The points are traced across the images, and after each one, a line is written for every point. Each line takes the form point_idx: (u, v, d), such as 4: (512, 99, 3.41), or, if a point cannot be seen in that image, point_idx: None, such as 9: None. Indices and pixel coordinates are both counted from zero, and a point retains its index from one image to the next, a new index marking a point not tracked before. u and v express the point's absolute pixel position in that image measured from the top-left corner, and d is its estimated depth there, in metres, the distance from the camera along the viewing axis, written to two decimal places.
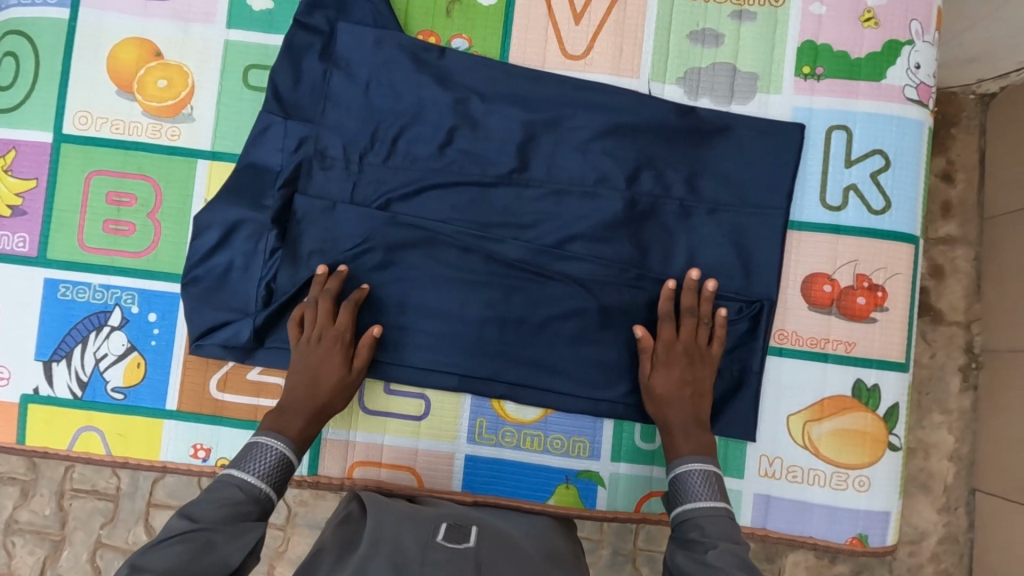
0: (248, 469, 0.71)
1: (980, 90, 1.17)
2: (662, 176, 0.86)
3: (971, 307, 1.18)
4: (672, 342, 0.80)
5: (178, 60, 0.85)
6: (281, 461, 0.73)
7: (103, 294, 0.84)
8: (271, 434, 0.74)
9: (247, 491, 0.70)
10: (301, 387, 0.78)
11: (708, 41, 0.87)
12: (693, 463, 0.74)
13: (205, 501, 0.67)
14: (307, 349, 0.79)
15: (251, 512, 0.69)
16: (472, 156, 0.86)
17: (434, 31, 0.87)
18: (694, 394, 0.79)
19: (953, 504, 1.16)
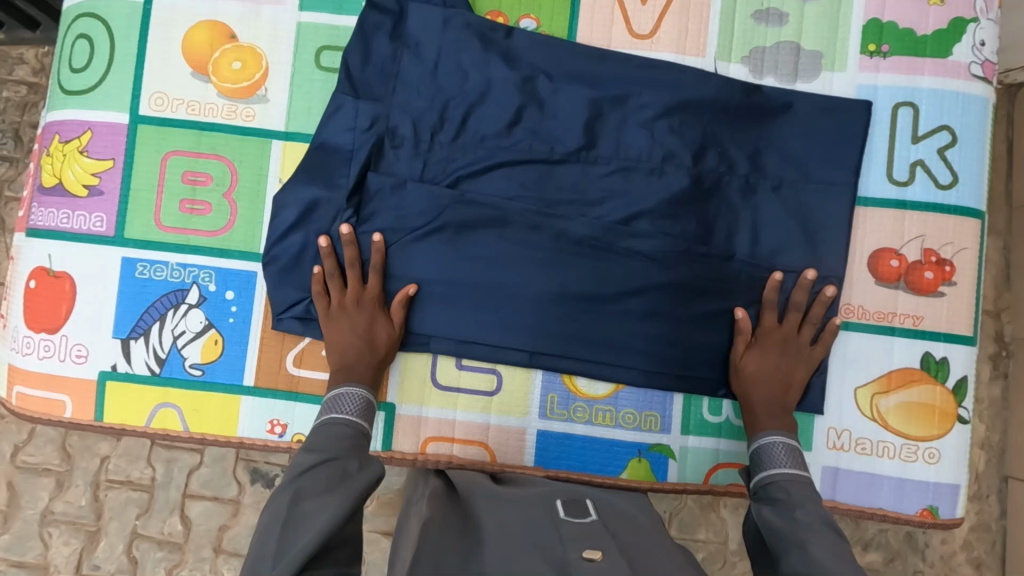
0: (344, 411, 0.75)
1: (1008, 80, 1.18)
2: (727, 154, 0.87)
3: (1001, 296, 1.19)
4: (773, 332, 0.83)
5: (251, 42, 0.87)
6: (366, 403, 0.77)
7: (180, 273, 0.85)
8: (349, 384, 0.77)
9: (348, 429, 0.73)
10: (352, 345, 0.80)
11: (772, 21, 0.88)
12: (777, 435, 0.76)
13: (321, 440, 0.70)
14: (348, 312, 0.81)
15: (363, 446, 0.72)
16: (540, 134, 0.87)
17: (502, 11, 0.88)
18: (782, 380, 0.81)
19: (986, 492, 1.17)
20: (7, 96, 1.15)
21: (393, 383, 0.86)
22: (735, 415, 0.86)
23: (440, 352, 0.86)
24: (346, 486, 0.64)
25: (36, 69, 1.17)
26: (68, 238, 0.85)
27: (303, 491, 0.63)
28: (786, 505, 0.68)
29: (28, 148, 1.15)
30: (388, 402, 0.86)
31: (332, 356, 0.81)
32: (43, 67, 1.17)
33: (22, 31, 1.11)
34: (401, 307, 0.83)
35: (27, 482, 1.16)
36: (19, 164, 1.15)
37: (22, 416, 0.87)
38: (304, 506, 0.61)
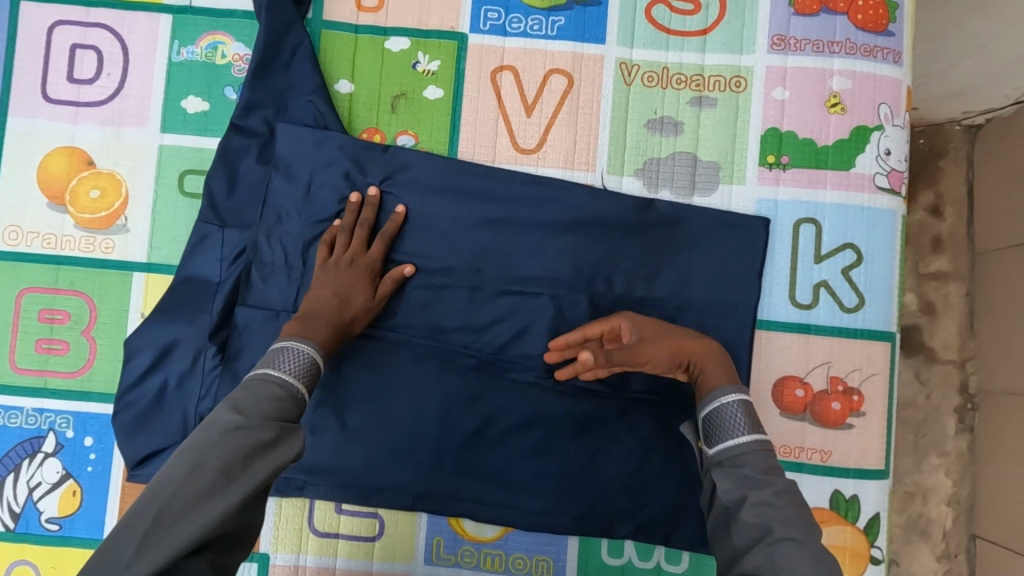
0: (281, 367, 0.66)
1: (967, 122, 1.24)
2: (620, 274, 0.80)
3: (965, 344, 1.25)
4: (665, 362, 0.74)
5: (109, 167, 0.81)
6: (312, 364, 0.68)
7: (36, 419, 0.79)
8: (300, 338, 0.69)
9: (284, 391, 0.65)
10: (326, 300, 0.74)
11: (667, 130, 0.82)
12: (728, 395, 0.68)
13: (249, 397, 0.62)
14: (341, 268, 0.76)
15: (293, 410, 0.64)
16: (419, 258, 0.81)
17: (378, 128, 0.83)
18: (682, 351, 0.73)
19: (953, 551, 1.23)
20: None
21: (268, 530, 0.80)
22: (637, 556, 0.81)
23: (317, 497, 0.80)
24: (254, 466, 0.58)
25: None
26: None
27: (204, 460, 0.57)
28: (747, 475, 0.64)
29: None
30: (262, 552, 0.80)
31: (306, 306, 0.74)
32: None
33: None
34: (388, 289, 0.78)
35: None
36: None
37: None
38: (198, 478, 0.56)
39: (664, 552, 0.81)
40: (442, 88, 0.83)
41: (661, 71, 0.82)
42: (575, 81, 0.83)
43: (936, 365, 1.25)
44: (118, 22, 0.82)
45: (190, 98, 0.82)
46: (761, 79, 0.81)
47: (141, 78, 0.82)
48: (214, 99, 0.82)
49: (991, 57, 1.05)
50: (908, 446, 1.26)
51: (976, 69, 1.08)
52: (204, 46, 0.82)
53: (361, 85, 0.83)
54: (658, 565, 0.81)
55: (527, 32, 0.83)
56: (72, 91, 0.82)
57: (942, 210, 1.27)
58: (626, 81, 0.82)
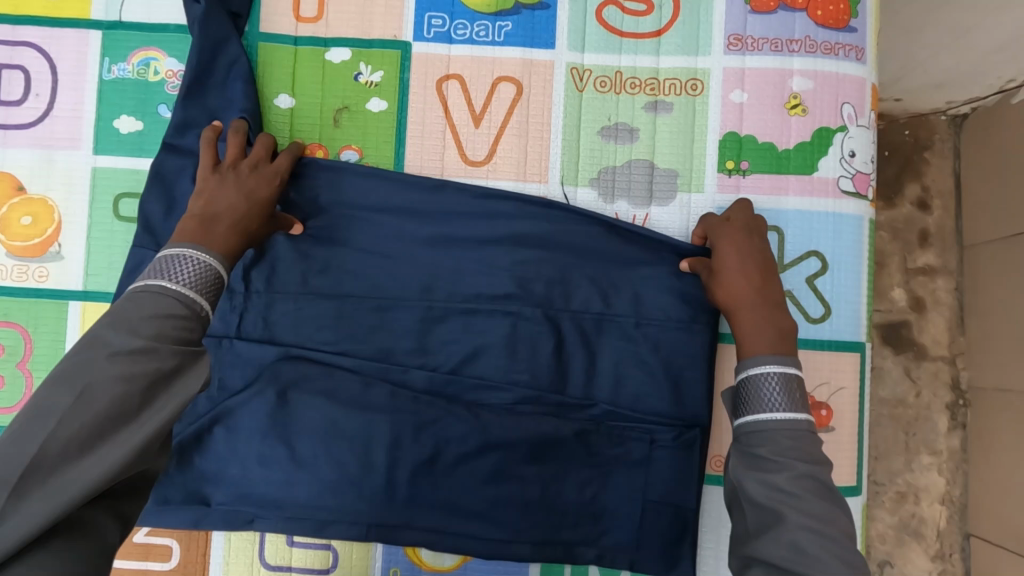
0: (179, 283, 0.60)
1: (952, 112, 1.20)
2: (577, 289, 0.77)
3: (956, 340, 1.22)
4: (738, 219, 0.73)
5: (41, 192, 0.78)
6: (215, 282, 0.64)
7: None
8: (196, 248, 0.63)
9: (183, 304, 0.59)
10: (228, 206, 0.68)
11: (622, 137, 0.78)
12: (763, 364, 0.64)
13: (142, 315, 0.56)
14: (250, 174, 0.71)
15: (195, 329, 0.59)
16: (367, 279, 0.78)
17: (321, 143, 0.79)
18: (756, 268, 0.70)
19: (948, 551, 1.20)
20: None
21: (216, 565, 0.77)
22: None
23: (266, 531, 0.77)
24: (159, 396, 0.53)
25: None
26: None
27: (97, 388, 0.50)
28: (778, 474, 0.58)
29: None
30: None
31: (199, 207, 0.67)
32: None
33: None
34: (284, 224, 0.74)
35: None
36: None
37: None
38: (91, 410, 0.49)
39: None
40: (385, 99, 0.79)
41: (614, 76, 0.79)
42: (524, 88, 0.79)
43: (928, 363, 1.21)
44: (46, 40, 0.79)
45: (123, 117, 0.79)
46: (718, 80, 0.77)
47: (72, 98, 0.79)
48: (148, 118, 0.79)
49: (970, 48, 1.01)
50: (900, 446, 1.22)
51: (957, 59, 1.04)
52: (136, 63, 0.79)
53: (301, 99, 0.79)
54: None
55: (473, 37, 0.79)
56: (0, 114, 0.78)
57: (929, 204, 1.23)
58: (578, 87, 0.79)
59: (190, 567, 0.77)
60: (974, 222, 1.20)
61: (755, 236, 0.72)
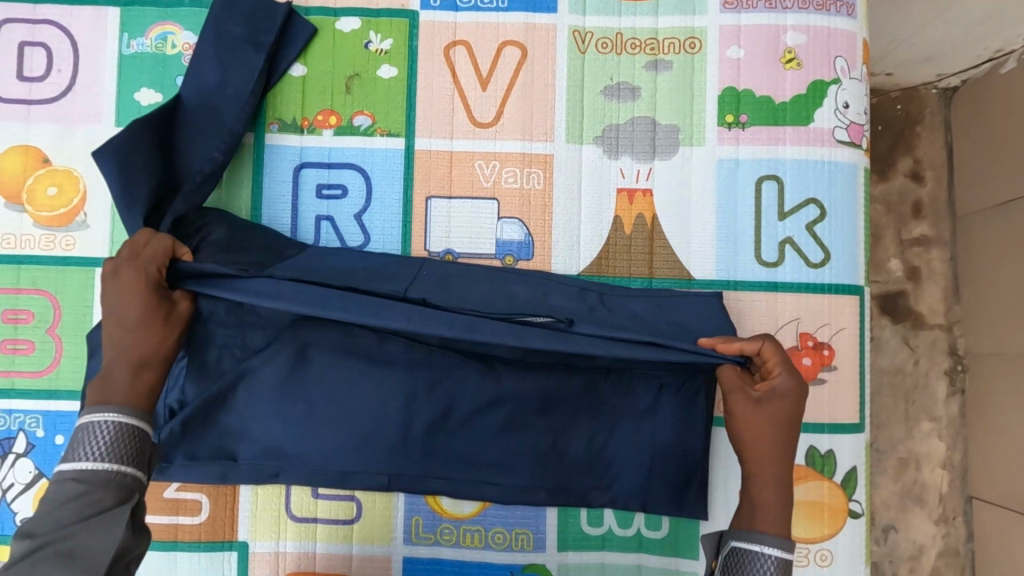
0: (82, 455, 0.59)
1: (942, 85, 1.24)
2: (583, 244, 0.81)
3: (951, 309, 1.25)
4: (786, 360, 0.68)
5: (66, 164, 0.81)
6: (132, 434, 0.62)
7: (5, 420, 0.79)
8: (98, 409, 0.61)
9: (96, 482, 0.58)
10: (128, 347, 0.67)
11: (624, 95, 0.82)
12: (773, 545, 0.60)
13: (47, 510, 0.56)
14: (117, 293, 0.67)
15: (105, 498, 0.58)
16: (383, 241, 0.81)
17: (333, 109, 0.82)
18: (789, 437, 0.66)
19: (951, 514, 1.23)
20: None
21: (243, 518, 0.80)
22: (617, 524, 0.80)
23: (292, 483, 0.79)
24: None
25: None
26: None
27: None
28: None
29: None
30: (241, 540, 0.80)
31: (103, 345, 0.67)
32: None
33: None
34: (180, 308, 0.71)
35: None
36: None
37: None
38: None
39: (644, 519, 0.80)
40: (395, 66, 0.82)
41: (614, 37, 0.82)
42: (529, 51, 0.82)
43: (924, 331, 1.25)
44: (66, 19, 0.81)
45: (143, 90, 0.81)
46: (716, 38, 0.80)
47: (92, 72, 0.81)
48: (166, 89, 0.81)
49: (959, 17, 1.04)
50: (899, 414, 1.25)
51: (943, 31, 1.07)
52: (153, 37, 0.81)
53: (314, 67, 0.82)
54: (639, 532, 0.80)
55: (477, 5, 0.82)
56: (24, 90, 0.81)
57: (922, 175, 1.26)
58: (580, 49, 0.82)
59: (218, 520, 0.79)
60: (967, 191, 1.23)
61: (801, 398, 0.66)
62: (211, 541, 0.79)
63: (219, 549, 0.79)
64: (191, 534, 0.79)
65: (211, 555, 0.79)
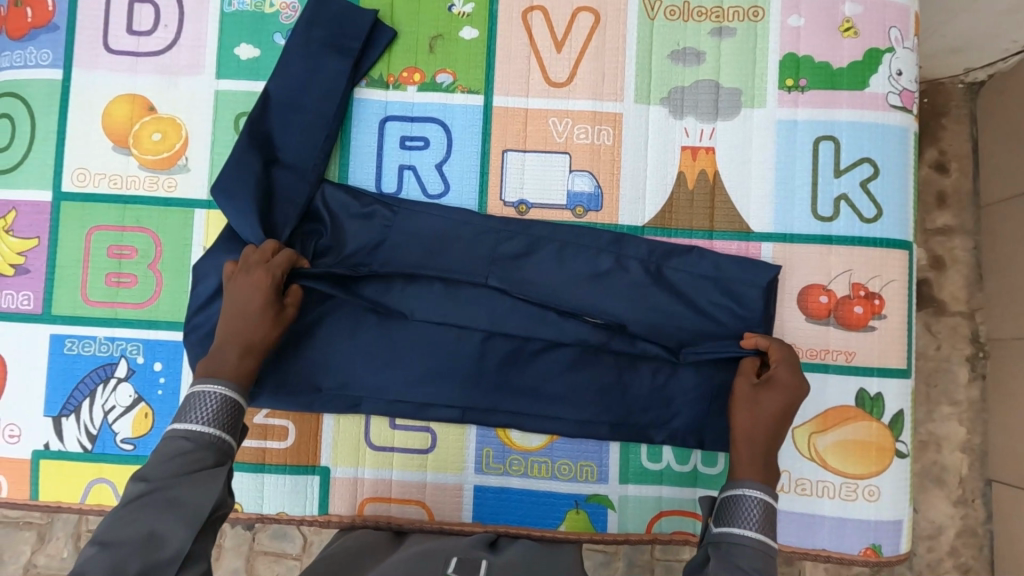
0: (192, 418, 0.69)
1: (969, 78, 1.27)
2: (650, 197, 0.87)
3: (973, 296, 1.27)
4: (783, 357, 0.78)
5: (170, 112, 0.87)
6: (232, 406, 0.71)
7: (108, 346, 0.85)
8: (208, 380, 0.71)
9: (200, 442, 0.67)
10: (236, 326, 0.75)
11: (690, 60, 0.87)
12: (754, 490, 0.69)
13: (159, 462, 0.65)
14: (246, 285, 0.75)
15: (206, 458, 0.67)
16: (463, 190, 0.87)
17: (417, 67, 0.88)
18: (778, 421, 0.75)
19: (970, 496, 1.25)
20: None
21: (326, 444, 0.85)
22: (675, 460, 0.85)
23: (372, 413, 0.85)
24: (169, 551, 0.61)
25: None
26: None
27: (121, 528, 0.61)
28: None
29: None
30: (323, 465, 0.85)
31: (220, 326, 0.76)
32: None
33: None
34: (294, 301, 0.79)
35: (10, 538, 1.28)
36: None
37: None
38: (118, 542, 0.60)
39: (700, 457, 0.85)
40: (476, 28, 0.88)
41: (682, 6, 0.87)
42: (602, 17, 0.88)
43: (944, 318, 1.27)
44: None
45: (242, 45, 0.88)
46: (778, 7, 0.86)
47: (196, 27, 0.88)
48: (264, 45, 0.87)
49: (987, 10, 1.08)
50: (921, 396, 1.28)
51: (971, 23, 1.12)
52: None
53: (401, 26, 0.88)
54: (695, 469, 0.85)
55: None
56: (133, 43, 0.88)
57: (946, 166, 1.29)
58: (649, 16, 0.88)
59: (303, 445, 0.85)
60: (988, 182, 1.26)
61: (795, 392, 0.76)
62: (297, 465, 0.85)
63: (302, 473, 0.85)
64: (278, 458, 0.85)
65: (295, 478, 0.85)
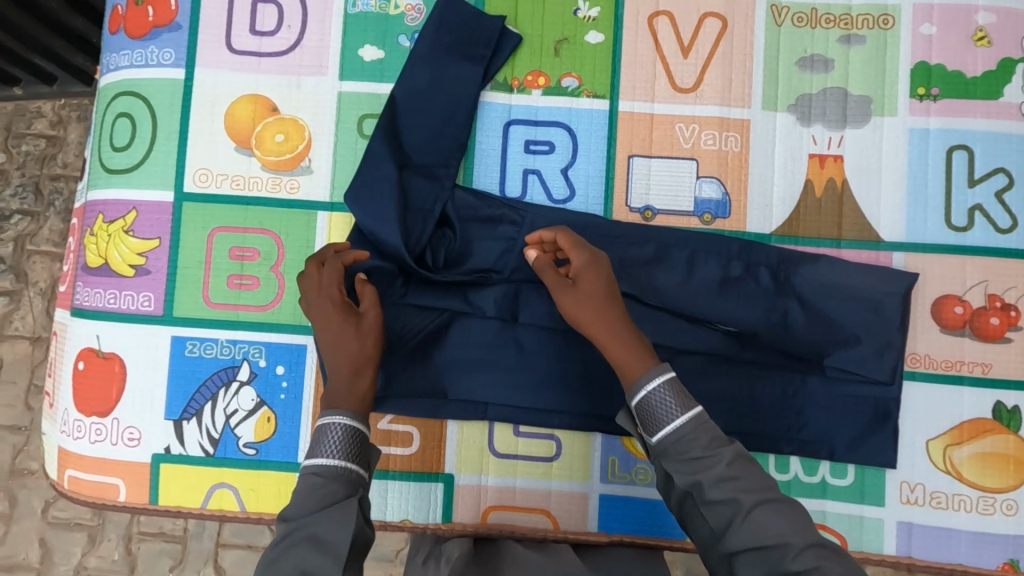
0: (322, 452, 0.65)
1: None
2: (778, 205, 0.86)
3: None
4: (563, 290, 0.71)
5: (292, 113, 0.86)
6: (355, 434, 0.67)
7: (230, 349, 0.84)
8: (329, 412, 0.67)
9: (330, 476, 0.64)
10: (334, 354, 0.72)
11: (817, 67, 0.87)
12: (653, 380, 0.64)
13: (296, 500, 0.63)
14: (316, 321, 0.74)
15: (340, 493, 0.64)
16: (590, 196, 0.86)
17: (542, 70, 0.87)
18: (606, 299, 0.70)
19: None
20: (28, 150, 1.35)
21: (451, 451, 0.84)
22: (803, 472, 0.84)
23: (497, 419, 0.84)
24: None
25: (53, 121, 1.36)
26: (116, 318, 0.86)
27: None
28: (709, 473, 0.61)
29: (49, 201, 1.34)
30: (447, 472, 0.84)
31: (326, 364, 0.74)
32: (60, 119, 1.36)
33: (42, 87, 1.30)
34: (370, 300, 0.75)
35: (61, 538, 1.28)
36: (35, 218, 1.34)
37: (78, 501, 0.87)
38: None
39: (829, 468, 0.84)
40: (602, 32, 0.87)
41: (810, 12, 0.87)
42: (729, 24, 0.87)
43: None
44: None
45: (366, 46, 0.87)
46: (909, 15, 0.85)
47: (319, 29, 0.87)
48: (388, 47, 0.87)
49: None
50: None
51: None
52: None
53: (526, 29, 0.87)
54: (824, 480, 0.84)
55: None
56: (256, 43, 0.87)
57: None
58: (777, 22, 0.87)
59: (428, 452, 0.84)
60: None
61: (600, 263, 0.72)
62: (421, 471, 0.84)
63: (427, 480, 0.84)
64: (402, 464, 0.83)
65: (420, 485, 0.83)
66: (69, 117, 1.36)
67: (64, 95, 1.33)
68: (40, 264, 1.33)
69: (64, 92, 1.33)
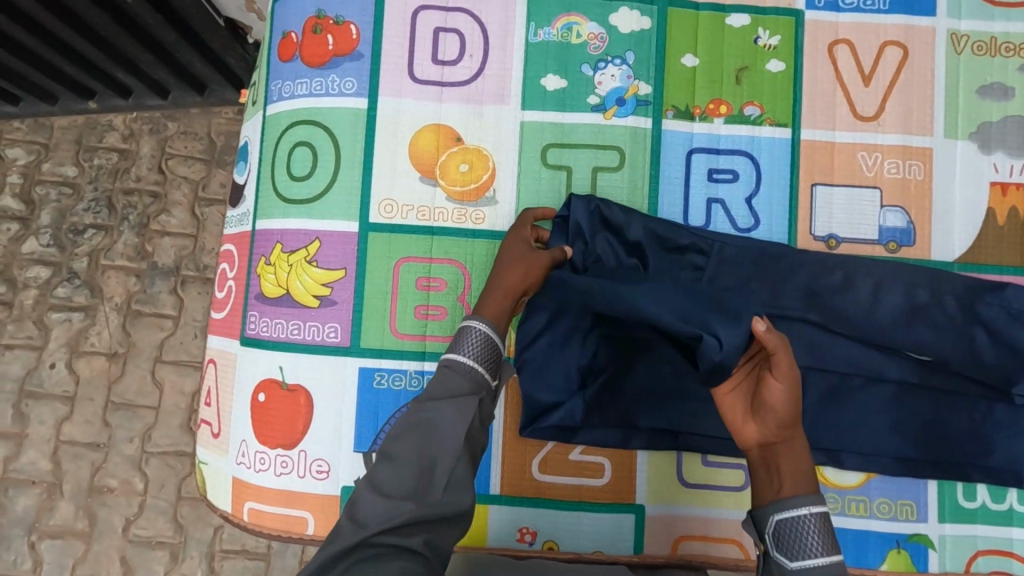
0: (462, 351, 0.68)
1: None
2: (960, 233, 0.86)
3: None
4: (778, 345, 0.62)
5: (476, 143, 0.86)
6: (491, 343, 0.69)
7: (419, 381, 0.84)
8: (475, 318, 0.70)
9: (461, 370, 0.66)
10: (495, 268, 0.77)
11: (996, 95, 0.87)
12: (808, 505, 0.57)
13: (430, 387, 0.65)
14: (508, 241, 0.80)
15: (465, 388, 0.65)
16: (775, 224, 0.86)
17: (723, 99, 0.87)
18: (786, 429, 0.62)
19: None
20: (100, 164, 1.34)
21: (642, 483, 0.84)
22: (990, 499, 0.85)
23: (688, 448, 0.83)
24: (440, 477, 0.58)
25: (124, 134, 1.35)
26: (300, 349, 0.85)
27: (394, 446, 0.60)
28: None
29: (122, 215, 1.32)
30: (638, 504, 0.84)
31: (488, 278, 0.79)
32: (131, 132, 1.35)
33: (118, 99, 1.30)
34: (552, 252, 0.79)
35: (142, 556, 1.24)
36: (112, 233, 1.32)
37: (258, 534, 0.86)
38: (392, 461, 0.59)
39: (1016, 495, 0.85)
40: (783, 61, 0.87)
41: (989, 41, 0.87)
42: (908, 52, 0.87)
43: None
44: (477, 7, 0.87)
45: (549, 76, 0.87)
46: None
47: (501, 58, 0.87)
48: (571, 76, 0.87)
49: None
50: None
51: None
52: (560, 26, 0.87)
53: (706, 58, 0.87)
54: (1011, 508, 0.85)
55: (859, 7, 0.88)
56: (438, 72, 0.86)
57: None
58: (956, 50, 0.87)
59: (621, 482, 0.84)
60: None
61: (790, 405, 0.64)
62: (614, 502, 0.84)
63: (620, 512, 0.84)
64: (596, 496, 0.84)
65: (611, 516, 0.84)
66: (140, 130, 1.35)
67: (137, 108, 1.34)
68: (114, 278, 1.31)
69: (138, 105, 1.33)
